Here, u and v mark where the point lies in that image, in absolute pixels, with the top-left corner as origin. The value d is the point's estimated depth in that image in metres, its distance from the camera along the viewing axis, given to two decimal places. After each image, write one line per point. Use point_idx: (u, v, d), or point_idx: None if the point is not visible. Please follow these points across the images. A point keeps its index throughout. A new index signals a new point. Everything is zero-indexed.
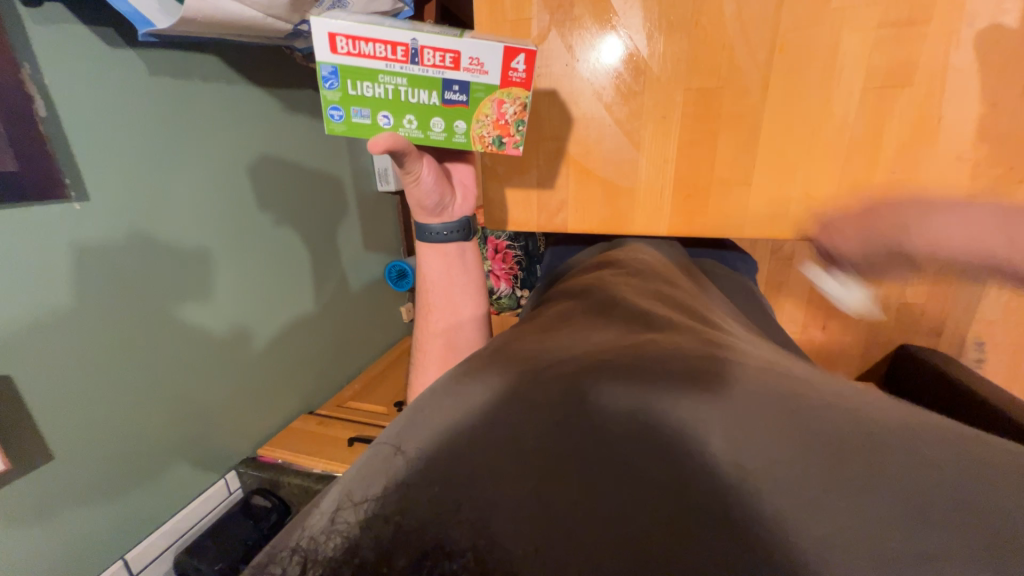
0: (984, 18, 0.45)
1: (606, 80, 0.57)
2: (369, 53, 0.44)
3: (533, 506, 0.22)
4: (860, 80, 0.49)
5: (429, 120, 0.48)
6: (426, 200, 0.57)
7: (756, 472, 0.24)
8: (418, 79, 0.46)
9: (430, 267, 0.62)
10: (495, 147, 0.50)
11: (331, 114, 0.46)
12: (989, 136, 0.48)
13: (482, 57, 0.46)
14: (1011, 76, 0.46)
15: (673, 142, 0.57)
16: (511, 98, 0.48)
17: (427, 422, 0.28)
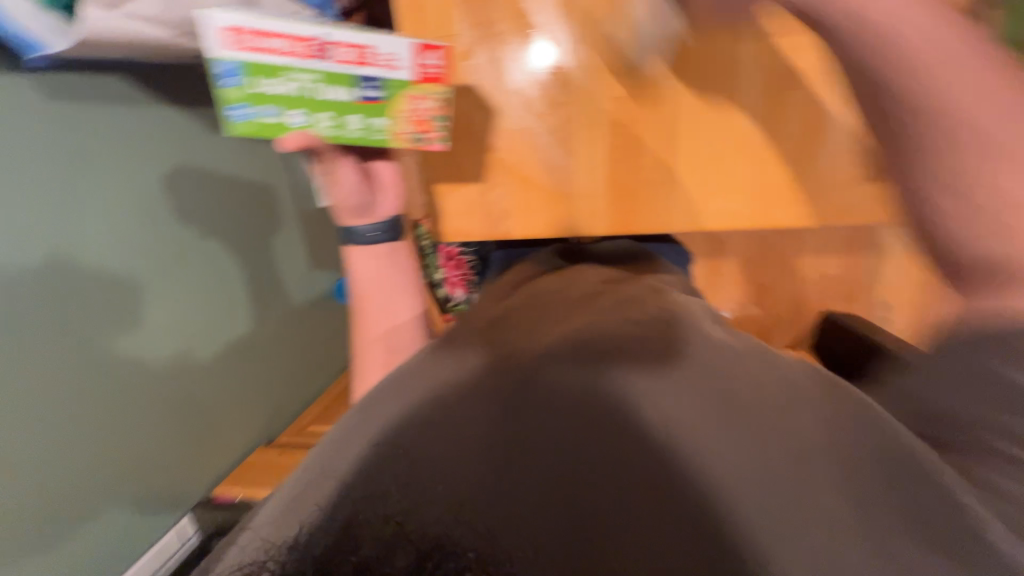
0: None
1: (536, 91, 0.60)
2: (271, 48, 0.45)
3: (504, 505, 0.30)
4: (759, 87, 0.56)
5: (343, 116, 0.50)
6: (350, 199, 0.58)
7: (669, 423, 0.35)
8: (327, 75, 0.47)
9: (364, 267, 0.61)
10: (415, 142, 0.54)
11: (232, 112, 0.47)
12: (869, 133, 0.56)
13: (394, 53, 0.48)
14: None
15: (604, 147, 0.61)
16: (426, 94, 0.51)
17: (405, 428, 0.34)
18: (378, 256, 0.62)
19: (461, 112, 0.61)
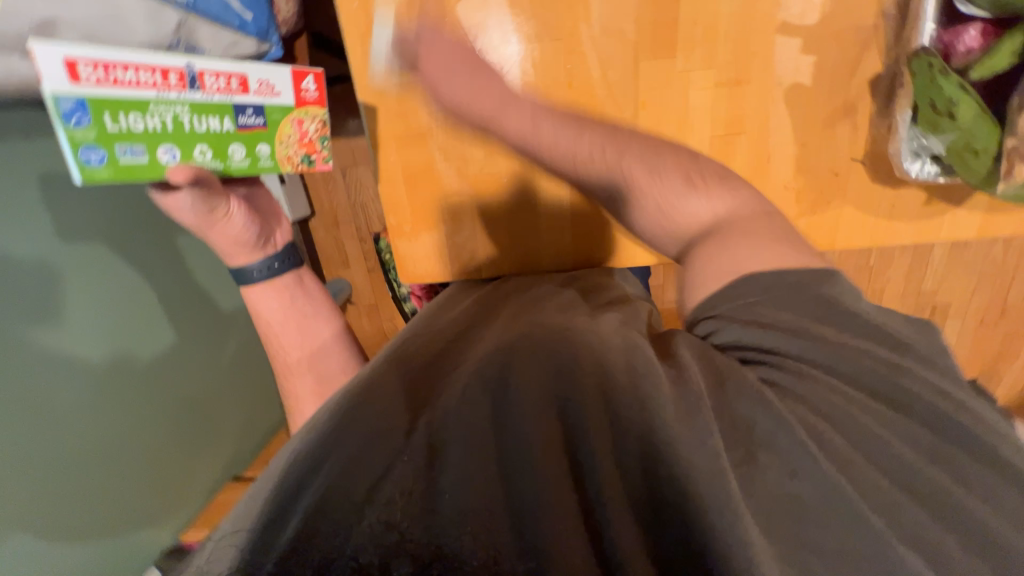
0: (788, 77, 0.55)
1: (495, 137, 0.60)
2: (130, 80, 0.43)
3: (502, 499, 0.30)
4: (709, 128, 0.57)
5: (225, 146, 0.50)
6: (243, 236, 0.56)
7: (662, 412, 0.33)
8: (201, 105, 0.47)
9: (265, 309, 0.58)
10: (304, 164, 0.56)
11: (86, 157, 0.43)
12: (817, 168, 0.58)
13: (271, 80, 0.50)
14: (817, 122, 0.56)
15: (565, 192, 0.62)
16: (309, 116, 0.54)
17: (381, 431, 0.33)
18: (280, 290, 0.59)
19: (421, 158, 0.61)
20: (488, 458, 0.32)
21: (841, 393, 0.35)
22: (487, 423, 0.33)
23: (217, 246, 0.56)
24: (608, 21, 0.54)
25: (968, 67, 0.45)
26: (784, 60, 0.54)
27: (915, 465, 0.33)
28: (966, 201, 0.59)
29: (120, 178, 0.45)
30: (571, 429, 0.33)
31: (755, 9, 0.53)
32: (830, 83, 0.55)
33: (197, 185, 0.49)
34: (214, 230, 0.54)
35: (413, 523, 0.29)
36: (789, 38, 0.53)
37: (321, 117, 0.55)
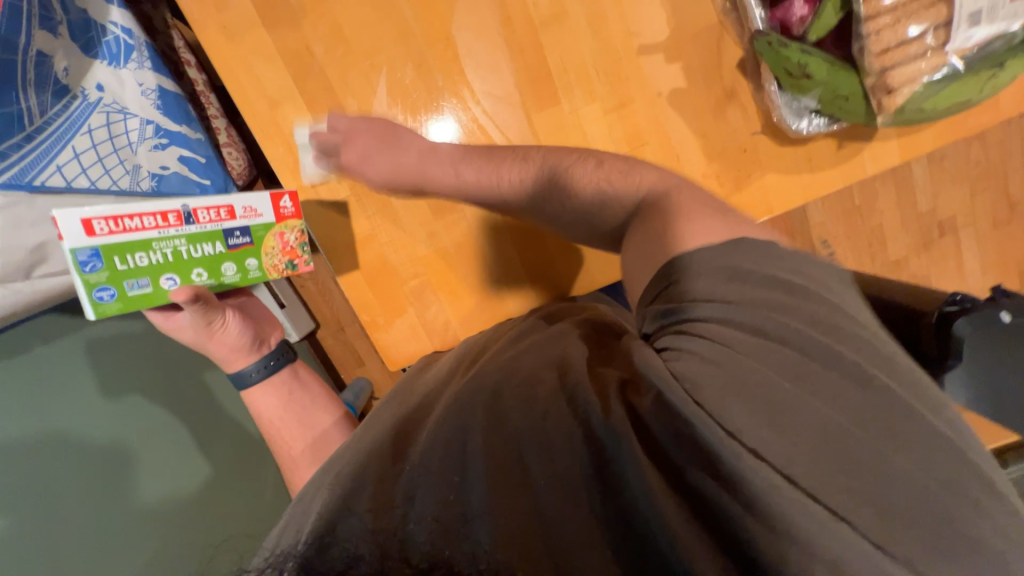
0: (664, 87, 0.60)
1: (432, 218, 0.66)
2: (135, 226, 0.49)
3: (489, 499, 0.33)
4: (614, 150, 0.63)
5: (218, 266, 0.56)
6: (241, 341, 0.61)
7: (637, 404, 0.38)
8: (195, 235, 0.53)
9: (265, 406, 0.61)
10: (289, 269, 0.61)
11: (99, 296, 0.49)
12: (725, 152, 0.62)
13: (255, 205, 0.55)
14: (707, 114, 0.61)
15: (508, 240, 0.67)
16: (290, 229, 0.58)
17: (385, 465, 0.38)
18: (276, 386, 0.62)
19: (375, 257, 0.66)
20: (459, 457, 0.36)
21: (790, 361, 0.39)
22: (457, 434, 0.39)
23: (218, 354, 0.61)
24: (494, 93, 0.62)
25: (807, 31, 0.50)
26: (655, 74, 0.60)
27: (883, 464, 0.35)
28: (878, 135, 0.61)
29: (127, 308, 0.52)
30: (551, 432, 0.37)
31: (612, 44, 0.59)
32: (705, 80, 0.60)
33: (200, 303, 0.55)
34: (213, 340, 0.60)
35: (413, 526, 0.31)
36: (651, 56, 0.60)
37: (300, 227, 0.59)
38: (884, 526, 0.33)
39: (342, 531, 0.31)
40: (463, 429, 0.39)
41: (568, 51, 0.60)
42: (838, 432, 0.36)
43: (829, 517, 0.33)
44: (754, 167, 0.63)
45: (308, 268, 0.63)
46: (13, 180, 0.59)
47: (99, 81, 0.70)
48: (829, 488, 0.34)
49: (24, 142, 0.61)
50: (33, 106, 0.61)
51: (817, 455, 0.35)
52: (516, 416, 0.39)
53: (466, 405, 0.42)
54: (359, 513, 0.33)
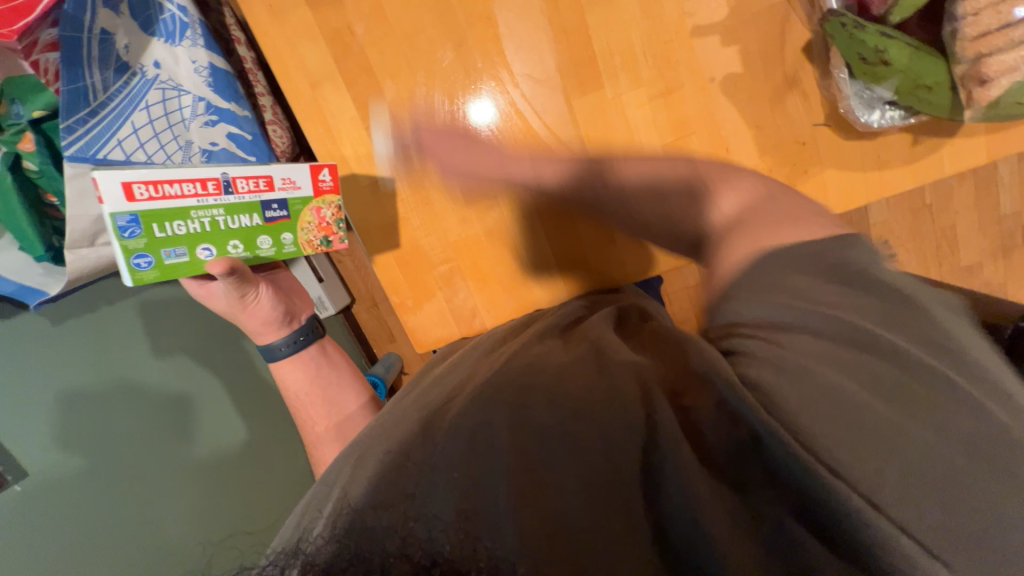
0: (718, 72, 0.56)
1: (465, 204, 0.65)
2: (175, 192, 0.51)
3: (506, 512, 0.31)
4: (657, 139, 0.59)
5: (254, 238, 0.58)
6: (272, 315, 0.64)
7: (681, 418, 0.37)
8: (233, 206, 0.54)
9: (291, 379, 0.63)
10: (324, 246, 0.63)
11: (137, 263, 0.51)
12: (780, 144, 0.58)
13: (293, 176, 0.57)
14: (762, 103, 0.56)
15: (541, 229, 0.66)
16: (326, 204, 0.60)
17: (398, 457, 0.37)
18: (304, 361, 0.64)
19: (408, 241, 0.67)
20: (477, 453, 0.36)
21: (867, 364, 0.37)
22: (475, 432, 0.37)
23: (250, 326, 0.64)
24: (534, 75, 0.59)
25: (889, 11, 0.45)
26: (709, 59, 0.56)
27: (967, 488, 0.33)
28: (962, 131, 0.55)
29: (162, 276, 0.54)
30: (583, 441, 0.36)
31: (664, 24, 0.55)
32: (764, 65, 0.56)
33: (235, 277, 0.57)
34: (246, 313, 0.62)
35: (417, 532, 0.29)
36: (705, 38, 0.55)
37: (336, 202, 0.61)
38: (952, 558, 0.32)
39: (342, 532, 0.30)
40: (483, 422, 0.38)
41: (615, 32, 0.56)
42: (919, 442, 0.34)
43: (897, 542, 0.32)
44: (811, 162, 0.58)
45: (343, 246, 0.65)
46: (79, 153, 0.64)
47: (156, 57, 0.72)
48: (904, 511, 0.32)
49: (88, 115, 0.65)
50: (97, 82, 0.65)
51: (890, 476, 0.33)
52: (545, 415, 0.38)
53: (488, 399, 0.40)
54: (380, 504, 0.33)
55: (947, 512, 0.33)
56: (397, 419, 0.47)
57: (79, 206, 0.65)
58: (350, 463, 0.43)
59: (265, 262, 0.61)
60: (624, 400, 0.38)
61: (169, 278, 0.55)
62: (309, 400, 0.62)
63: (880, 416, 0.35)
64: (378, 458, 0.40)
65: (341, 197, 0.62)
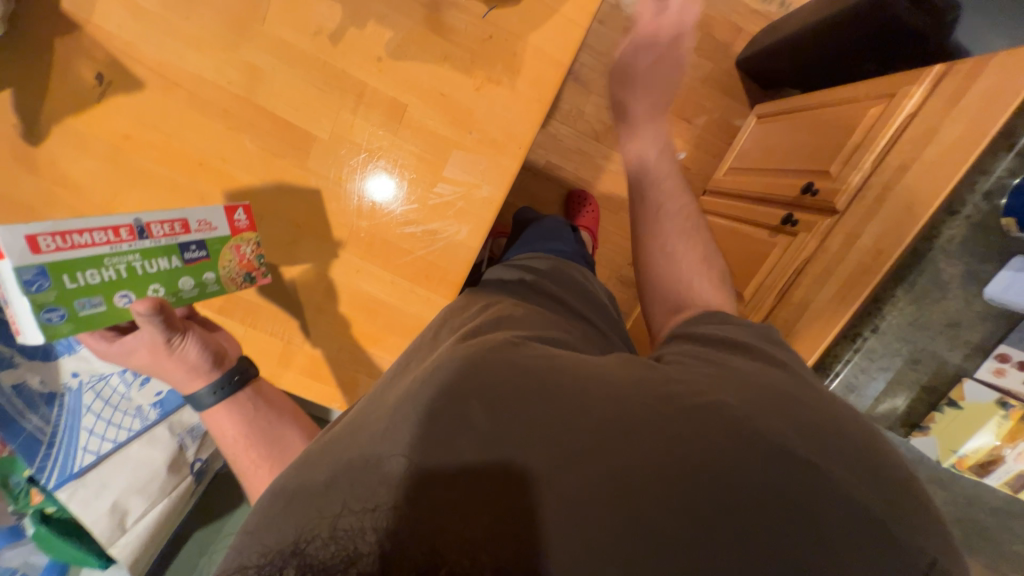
0: (383, 52, 0.59)
1: (311, 299, 0.69)
2: (86, 242, 0.46)
3: (475, 512, 0.35)
4: (388, 133, 0.62)
5: (175, 280, 0.55)
6: (201, 359, 0.58)
7: (617, 396, 0.41)
8: (150, 249, 0.51)
9: (227, 425, 0.58)
10: (248, 282, 0.62)
11: (47, 316, 0.46)
12: (474, 57, 0.60)
13: (209, 218, 0.56)
14: (431, 44, 0.59)
15: (381, 269, 0.68)
16: (246, 241, 0.60)
17: (367, 481, 0.39)
18: (235, 407, 0.60)
19: (306, 358, 0.71)
20: (435, 468, 0.38)
21: (772, 372, 0.46)
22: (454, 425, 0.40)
23: (173, 377, 0.58)
24: (267, 171, 0.63)
25: None
26: (367, 50, 0.59)
27: (847, 431, 0.42)
28: None
29: (78, 330, 0.49)
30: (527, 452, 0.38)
31: (313, 56, 0.59)
32: (407, 15, 0.58)
33: (163, 319, 0.53)
34: (167, 362, 0.57)
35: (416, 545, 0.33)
36: (349, 37, 0.59)
37: (256, 240, 0.62)
38: (844, 469, 0.38)
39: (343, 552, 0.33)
40: (457, 419, 0.40)
41: (286, 91, 0.60)
42: (814, 406, 0.43)
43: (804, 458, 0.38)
44: (509, 50, 0.59)
45: (265, 279, 0.66)
46: (60, 479, 0.78)
47: (71, 369, 0.83)
48: (803, 441, 0.39)
49: (45, 446, 0.77)
50: (38, 424, 0.77)
51: (792, 421, 0.40)
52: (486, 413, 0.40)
53: (450, 399, 0.41)
54: (373, 510, 0.37)
55: (833, 441, 0.40)
56: (344, 429, 0.47)
57: (90, 511, 0.81)
58: (281, 494, 0.41)
59: (191, 304, 0.58)
60: (574, 398, 0.41)
61: (83, 331, 0.50)
62: (247, 443, 0.57)
63: (792, 393, 0.44)
64: (322, 482, 0.40)
65: (259, 234, 0.63)
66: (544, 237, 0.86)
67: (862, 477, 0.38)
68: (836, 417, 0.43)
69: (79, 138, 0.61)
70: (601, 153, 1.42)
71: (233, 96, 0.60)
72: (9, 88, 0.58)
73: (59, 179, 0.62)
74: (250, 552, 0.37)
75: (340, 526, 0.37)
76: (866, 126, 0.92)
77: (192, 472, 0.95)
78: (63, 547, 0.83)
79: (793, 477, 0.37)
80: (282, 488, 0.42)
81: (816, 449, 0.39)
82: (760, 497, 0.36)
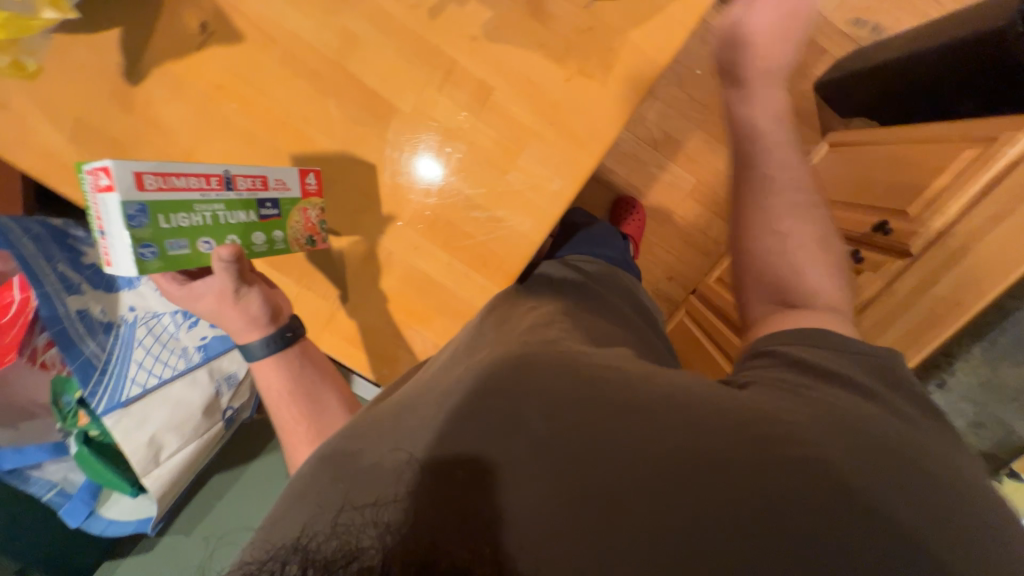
0: (479, 32, 0.59)
1: (367, 269, 0.69)
2: (183, 185, 0.48)
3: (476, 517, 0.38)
4: (471, 114, 0.61)
5: (250, 234, 0.56)
6: (260, 312, 0.60)
7: (661, 403, 0.43)
8: (232, 201, 0.53)
9: (272, 381, 0.60)
10: (309, 245, 0.64)
11: (140, 253, 0.46)
12: (569, 47, 0.58)
13: (285, 179, 0.58)
14: (528, 29, 0.58)
15: (439, 249, 0.68)
16: (312, 205, 0.63)
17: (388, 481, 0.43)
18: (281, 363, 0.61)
19: (353, 327, 0.72)
20: (441, 475, 0.42)
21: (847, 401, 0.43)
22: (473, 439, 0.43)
23: (233, 325, 0.59)
24: (346, 137, 0.64)
25: None
26: (463, 28, 0.59)
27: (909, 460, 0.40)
28: None
29: (165, 269, 0.49)
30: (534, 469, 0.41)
31: (409, 29, 0.59)
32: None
33: (239, 267, 0.54)
34: (230, 311, 0.58)
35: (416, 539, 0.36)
36: (447, 14, 0.58)
37: (321, 206, 0.64)
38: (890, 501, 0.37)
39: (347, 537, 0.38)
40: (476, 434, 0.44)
41: (377, 61, 0.60)
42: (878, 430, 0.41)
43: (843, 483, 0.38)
44: (607, 44, 0.58)
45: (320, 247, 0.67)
46: (109, 405, 0.81)
47: (129, 304, 0.88)
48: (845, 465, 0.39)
49: (99, 373, 0.80)
50: (94, 350, 0.81)
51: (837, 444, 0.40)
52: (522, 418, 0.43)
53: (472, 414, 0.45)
54: (387, 505, 0.40)
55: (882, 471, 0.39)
56: (383, 422, 0.51)
57: (131, 440, 0.85)
58: (324, 471, 0.47)
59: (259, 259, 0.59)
60: (603, 415, 0.43)
61: (169, 271, 0.50)
62: (290, 399, 0.59)
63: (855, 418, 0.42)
64: (354, 472, 0.45)
65: (324, 201, 0.64)
66: (599, 240, 0.84)
67: (911, 502, 0.38)
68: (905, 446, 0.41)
69: (175, 82, 0.63)
70: (657, 162, 1.39)
71: (325, 60, 0.61)
72: (119, 27, 0.60)
73: (149, 120, 0.64)
74: (287, 521, 0.43)
75: (340, 521, 0.40)
76: (955, 169, 0.85)
77: (224, 419, 0.98)
78: (101, 471, 0.86)
79: (831, 496, 0.37)
80: (322, 470, 0.47)
81: (862, 472, 0.38)
82: (795, 507, 0.37)
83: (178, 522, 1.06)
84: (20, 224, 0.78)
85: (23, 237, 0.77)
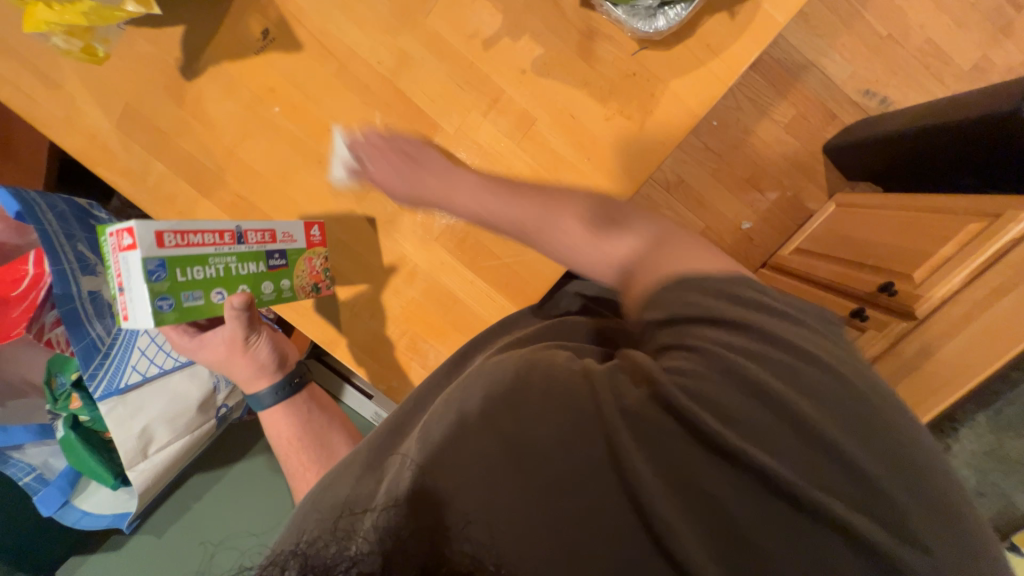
0: (527, 65, 0.62)
1: (390, 279, 0.70)
2: (198, 241, 0.50)
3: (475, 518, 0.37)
4: (512, 141, 0.64)
5: (259, 285, 0.58)
6: (269, 359, 0.63)
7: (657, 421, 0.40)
8: (243, 254, 0.55)
9: (278, 429, 0.62)
10: (313, 292, 0.66)
11: (160, 305, 0.47)
12: (612, 88, 0.61)
13: (291, 231, 0.61)
14: (574, 68, 0.61)
15: (463, 266, 0.69)
16: (316, 254, 0.65)
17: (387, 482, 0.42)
18: (289, 411, 0.63)
19: (368, 334, 0.71)
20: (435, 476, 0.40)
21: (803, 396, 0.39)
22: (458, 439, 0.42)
23: (242, 373, 0.62)
24: None
25: None
26: (513, 61, 0.62)
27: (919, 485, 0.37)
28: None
29: (179, 320, 0.50)
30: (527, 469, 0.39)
31: (461, 56, 0.62)
32: (559, 38, 0.61)
33: (249, 315, 0.56)
34: (240, 359, 0.61)
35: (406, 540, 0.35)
36: (499, 46, 0.61)
37: (323, 255, 0.67)
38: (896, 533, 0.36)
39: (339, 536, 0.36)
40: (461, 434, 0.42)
41: (427, 82, 0.63)
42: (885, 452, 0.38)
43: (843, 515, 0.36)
44: (647, 89, 0.61)
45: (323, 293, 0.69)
46: (107, 391, 0.79)
47: None
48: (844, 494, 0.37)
49: (102, 357, 0.79)
50: (100, 332, 0.79)
51: (835, 468, 0.38)
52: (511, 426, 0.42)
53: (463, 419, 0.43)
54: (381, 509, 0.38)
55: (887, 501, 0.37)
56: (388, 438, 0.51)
57: (123, 428, 0.82)
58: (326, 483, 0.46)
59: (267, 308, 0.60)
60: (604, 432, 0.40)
61: (183, 322, 0.51)
62: (297, 446, 0.60)
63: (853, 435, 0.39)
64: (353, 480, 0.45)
65: (326, 250, 0.67)
66: None
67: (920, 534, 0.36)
68: (922, 473, 0.37)
69: (228, 81, 0.65)
70: (668, 205, 1.43)
71: (378, 75, 0.64)
72: (183, 25, 0.63)
73: (198, 114, 0.66)
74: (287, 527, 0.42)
75: (340, 525, 0.38)
76: (962, 240, 0.87)
77: (216, 417, 0.96)
78: (84, 458, 0.83)
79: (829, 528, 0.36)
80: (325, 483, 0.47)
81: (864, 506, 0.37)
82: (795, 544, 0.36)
83: (150, 522, 1.02)
84: (46, 200, 0.78)
85: (47, 212, 0.76)
